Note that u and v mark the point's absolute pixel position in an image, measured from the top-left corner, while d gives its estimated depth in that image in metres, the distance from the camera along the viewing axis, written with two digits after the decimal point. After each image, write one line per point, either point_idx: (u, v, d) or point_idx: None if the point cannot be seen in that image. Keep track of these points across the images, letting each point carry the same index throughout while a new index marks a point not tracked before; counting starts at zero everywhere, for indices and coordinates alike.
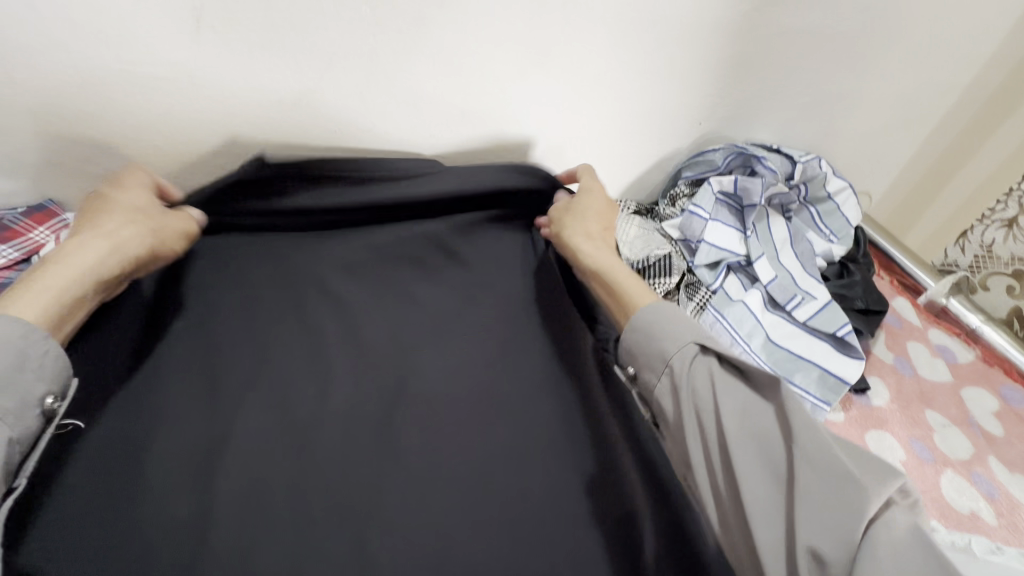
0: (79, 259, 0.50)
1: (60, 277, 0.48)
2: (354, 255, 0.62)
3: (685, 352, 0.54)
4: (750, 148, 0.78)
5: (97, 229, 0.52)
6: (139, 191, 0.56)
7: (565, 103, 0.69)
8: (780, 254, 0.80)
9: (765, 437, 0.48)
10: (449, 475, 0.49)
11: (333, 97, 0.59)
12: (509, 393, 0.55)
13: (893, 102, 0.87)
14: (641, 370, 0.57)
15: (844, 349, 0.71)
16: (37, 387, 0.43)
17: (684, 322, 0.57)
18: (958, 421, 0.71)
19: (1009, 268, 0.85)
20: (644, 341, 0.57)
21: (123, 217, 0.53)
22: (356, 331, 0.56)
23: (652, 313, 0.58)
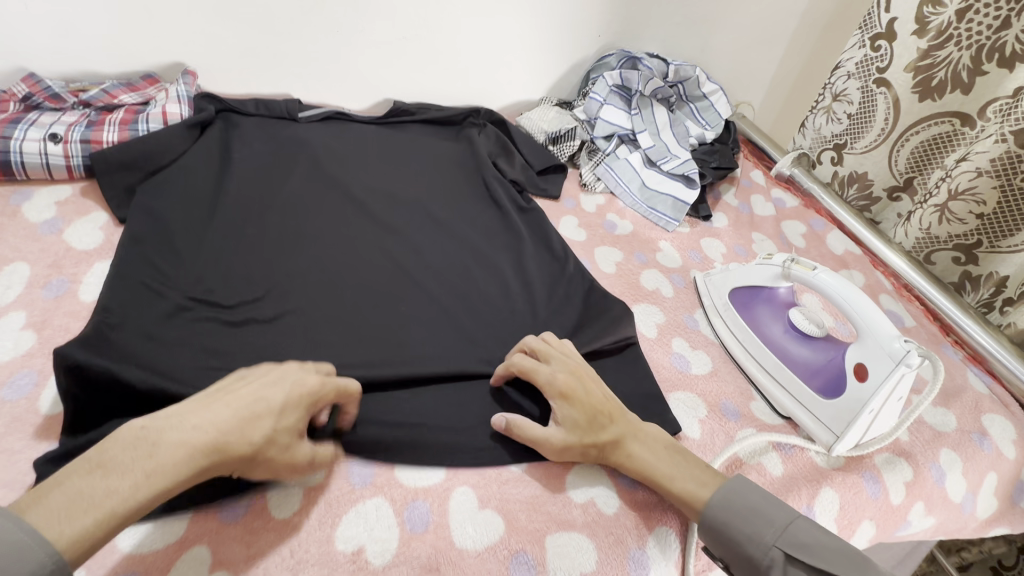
0: (176, 464, 0.42)
1: (142, 484, 0.41)
2: (342, 138, 0.94)
3: (770, 555, 0.51)
4: (636, 53, 1.09)
5: (201, 426, 0.44)
6: (294, 399, 0.49)
7: (496, 14, 1.00)
8: (661, 131, 1.10)
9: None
10: (408, 256, 0.78)
11: (336, 5, 0.91)
12: (441, 226, 0.84)
13: (750, 23, 1.17)
14: (732, 567, 0.54)
15: (690, 185, 1.02)
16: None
17: (755, 519, 0.52)
18: (772, 236, 1.03)
19: (831, 144, 1.13)
20: (719, 542, 0.53)
21: (251, 415, 0.46)
22: (349, 171, 0.89)
23: (722, 525, 0.53)
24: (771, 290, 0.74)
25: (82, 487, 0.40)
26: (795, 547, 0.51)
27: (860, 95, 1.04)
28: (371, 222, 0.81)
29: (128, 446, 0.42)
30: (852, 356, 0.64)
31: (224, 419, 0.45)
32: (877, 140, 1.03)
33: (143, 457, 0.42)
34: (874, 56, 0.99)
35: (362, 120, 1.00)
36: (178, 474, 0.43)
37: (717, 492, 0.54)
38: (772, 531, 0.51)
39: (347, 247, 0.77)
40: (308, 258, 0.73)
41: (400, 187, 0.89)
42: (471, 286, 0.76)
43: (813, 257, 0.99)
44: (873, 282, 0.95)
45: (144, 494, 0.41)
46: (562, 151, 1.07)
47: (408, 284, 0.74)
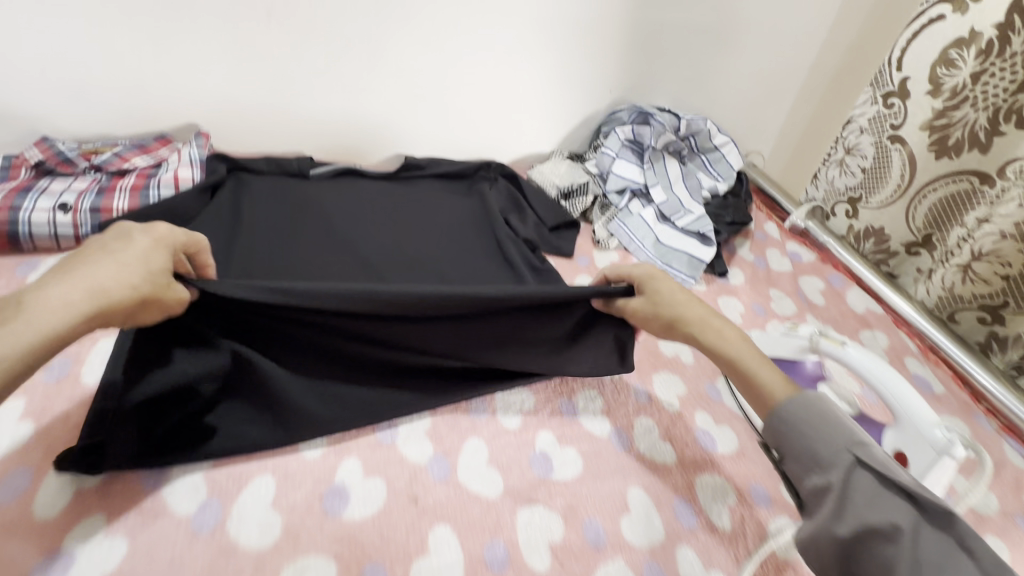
0: (53, 315, 0.41)
1: (19, 333, 0.39)
2: (351, 195, 0.93)
3: (839, 454, 0.48)
4: (646, 108, 1.09)
5: (68, 284, 0.42)
6: (155, 246, 0.47)
7: (506, 71, 1.01)
8: (673, 185, 1.09)
9: (932, 562, 0.41)
10: None
11: (349, 65, 0.91)
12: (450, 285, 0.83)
13: (759, 77, 1.17)
14: (788, 460, 0.51)
15: (705, 242, 1.00)
16: None
17: (832, 426, 0.50)
18: (791, 293, 1.00)
19: (844, 196, 1.12)
20: (782, 435, 0.51)
21: (122, 267, 0.45)
22: (355, 227, 0.88)
23: (792, 423, 0.51)
24: (797, 363, 0.71)
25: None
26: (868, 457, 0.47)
27: (875, 150, 1.03)
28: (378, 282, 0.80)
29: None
30: (892, 442, 0.61)
31: (87, 275, 0.43)
32: (894, 196, 1.02)
33: (12, 317, 0.40)
34: (888, 113, 0.99)
35: (374, 175, 0.98)
36: (62, 326, 0.41)
37: (801, 398, 0.52)
38: (847, 437, 0.48)
39: None
40: None
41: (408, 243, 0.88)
42: None
43: (833, 316, 0.97)
44: (898, 344, 0.92)
45: (29, 346, 0.39)
46: (574, 206, 1.06)
47: None
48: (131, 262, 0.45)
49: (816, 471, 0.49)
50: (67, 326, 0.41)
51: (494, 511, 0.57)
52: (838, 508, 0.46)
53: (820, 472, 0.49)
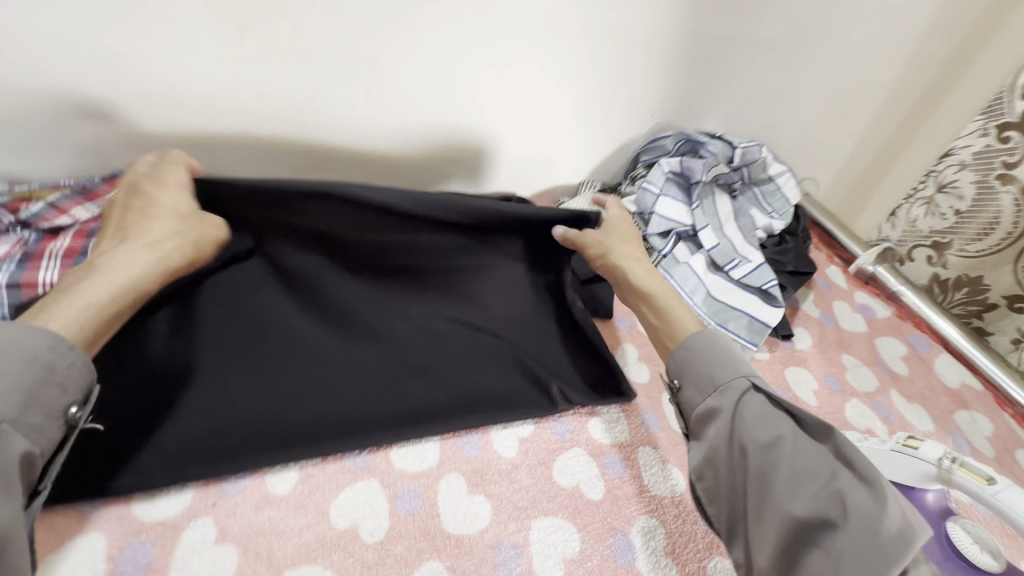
0: (121, 263, 0.51)
1: (101, 283, 0.50)
2: None
3: (734, 379, 0.55)
4: (696, 135, 0.93)
5: (135, 240, 0.52)
6: (176, 193, 0.56)
7: (535, 93, 0.84)
8: (724, 226, 0.93)
9: (804, 467, 0.47)
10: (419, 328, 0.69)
11: (346, 91, 0.74)
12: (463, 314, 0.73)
13: (826, 97, 1.00)
14: (686, 389, 0.58)
15: (768, 300, 0.85)
16: None
17: (729, 359, 0.57)
18: (869, 361, 0.84)
19: (929, 240, 0.96)
20: (685, 366, 0.58)
21: (172, 221, 0.55)
22: None
23: (693, 357, 0.58)
24: (915, 491, 0.56)
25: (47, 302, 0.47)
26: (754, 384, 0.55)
27: (977, 190, 0.86)
28: None
29: (75, 271, 0.50)
30: None
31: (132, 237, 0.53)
32: (1000, 247, 0.86)
33: (92, 271, 0.50)
34: (1001, 148, 0.82)
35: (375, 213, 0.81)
36: (143, 270, 0.52)
37: (708, 336, 0.59)
38: (744, 368, 0.56)
39: None
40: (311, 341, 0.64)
41: None
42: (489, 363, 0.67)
43: (922, 391, 0.81)
44: (1004, 432, 0.77)
45: (114, 288, 0.50)
46: None
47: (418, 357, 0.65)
48: (172, 210, 0.55)
49: (713, 395, 0.55)
50: (139, 269, 0.52)
51: None
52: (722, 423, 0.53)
53: (715, 396, 0.55)
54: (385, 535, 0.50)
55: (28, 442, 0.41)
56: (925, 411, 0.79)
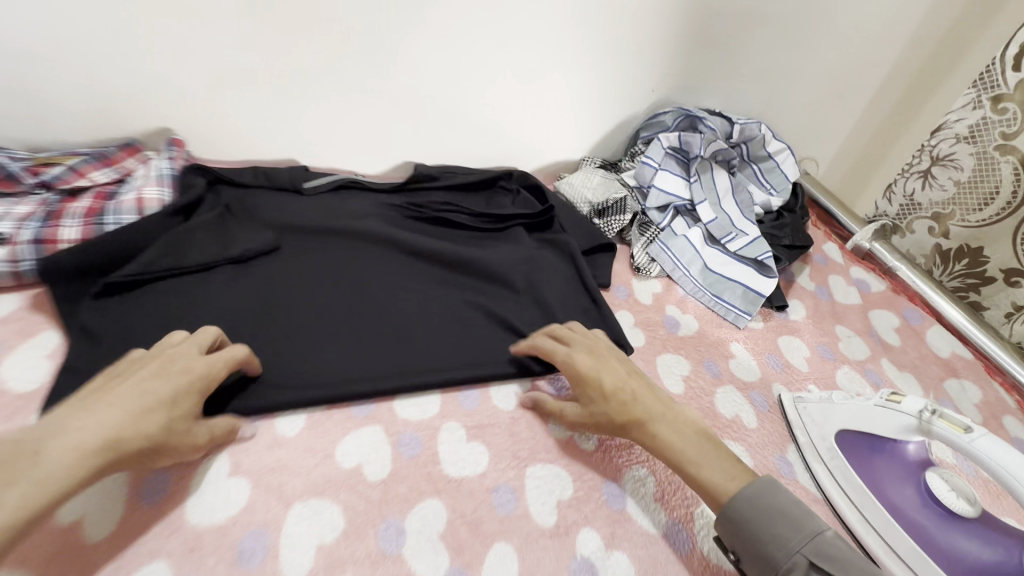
0: (69, 461, 0.39)
1: (32, 484, 0.37)
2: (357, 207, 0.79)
3: (792, 559, 0.46)
4: (695, 111, 0.94)
5: (97, 426, 0.41)
6: (185, 386, 0.48)
7: (536, 68, 0.86)
8: (722, 201, 0.95)
9: None
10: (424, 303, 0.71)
11: (353, 64, 0.77)
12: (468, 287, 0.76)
13: (825, 75, 1.01)
14: (744, 564, 0.49)
15: (763, 271, 0.86)
16: None
17: (778, 523, 0.47)
18: (861, 331, 0.86)
19: (929, 213, 0.97)
20: (736, 532, 0.49)
21: (149, 409, 0.44)
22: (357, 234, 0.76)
23: (743, 520, 0.48)
24: (897, 443, 0.58)
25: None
26: (823, 559, 0.45)
27: (976, 161, 0.87)
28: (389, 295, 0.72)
29: (13, 453, 0.38)
30: None
31: (106, 413, 0.42)
32: (1000, 215, 0.86)
33: (28, 464, 0.38)
34: (997, 119, 0.83)
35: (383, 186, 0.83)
36: (79, 471, 0.40)
37: (757, 483, 0.50)
38: (799, 537, 0.46)
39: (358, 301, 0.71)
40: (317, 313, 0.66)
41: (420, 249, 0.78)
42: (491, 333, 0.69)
43: (913, 361, 0.82)
44: (993, 399, 0.78)
45: (51, 491, 0.38)
46: (608, 226, 0.91)
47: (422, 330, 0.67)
48: (166, 405, 0.46)
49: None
50: (81, 474, 0.40)
51: None
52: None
53: None
54: (387, 476, 0.53)
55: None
56: (915, 380, 0.80)
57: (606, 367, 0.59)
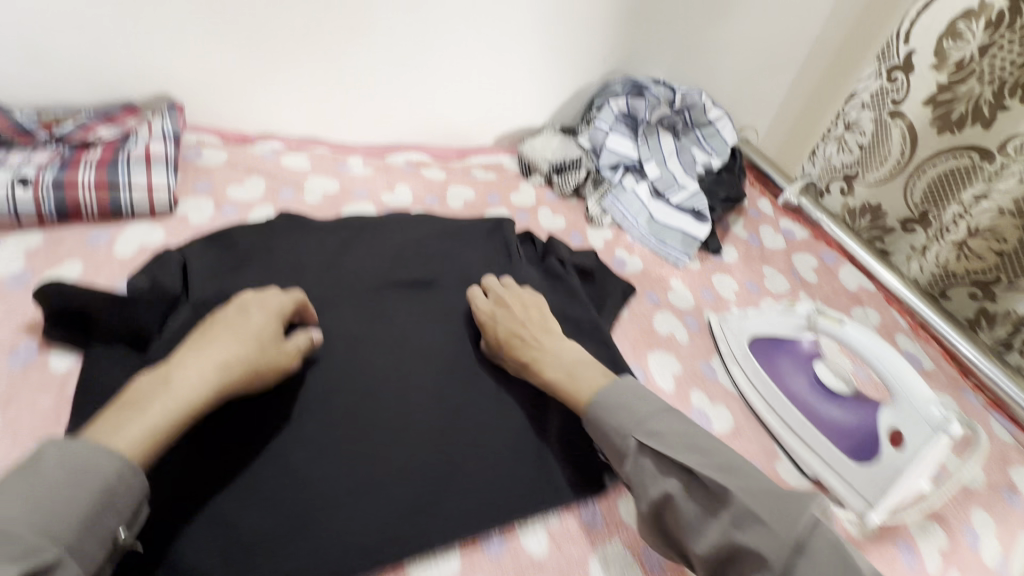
0: (192, 385, 0.50)
1: (163, 402, 0.48)
2: (348, 274, 0.74)
3: (627, 443, 0.55)
4: (643, 81, 1.06)
5: (201, 359, 0.52)
6: (266, 322, 0.58)
7: (498, 39, 0.96)
8: (667, 161, 1.06)
9: (699, 509, 0.51)
10: (431, 382, 0.65)
11: (332, 31, 0.86)
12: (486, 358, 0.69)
13: (758, 48, 1.14)
14: (605, 455, 0.58)
15: (699, 219, 0.99)
16: (112, 523, 0.43)
17: (625, 416, 0.57)
18: (784, 271, 0.99)
19: (841, 174, 1.11)
20: (596, 433, 0.58)
21: (240, 342, 0.55)
22: (350, 304, 0.71)
23: (598, 420, 0.58)
24: (794, 341, 0.71)
25: (122, 415, 0.47)
26: (649, 439, 0.55)
27: (874, 126, 1.02)
28: (390, 360, 0.66)
29: (149, 382, 0.50)
30: (888, 420, 0.60)
31: (214, 351, 0.53)
32: (892, 173, 1.01)
33: (161, 388, 0.49)
34: (890, 87, 0.97)
35: (371, 247, 0.79)
36: (194, 396, 0.50)
37: (604, 389, 0.60)
38: (633, 423, 0.56)
39: (364, 373, 0.64)
40: (320, 403, 0.61)
41: (416, 316, 0.72)
42: (510, 420, 0.64)
43: (826, 294, 0.96)
44: (889, 321, 0.92)
45: (178, 412, 0.49)
46: (566, 181, 1.02)
47: (439, 418, 0.62)
48: (250, 340, 0.56)
49: (622, 462, 0.56)
50: (196, 390, 0.50)
51: (497, 494, 0.58)
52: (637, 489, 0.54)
53: (625, 461, 0.55)
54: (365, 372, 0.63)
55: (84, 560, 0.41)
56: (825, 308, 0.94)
57: (525, 313, 0.69)
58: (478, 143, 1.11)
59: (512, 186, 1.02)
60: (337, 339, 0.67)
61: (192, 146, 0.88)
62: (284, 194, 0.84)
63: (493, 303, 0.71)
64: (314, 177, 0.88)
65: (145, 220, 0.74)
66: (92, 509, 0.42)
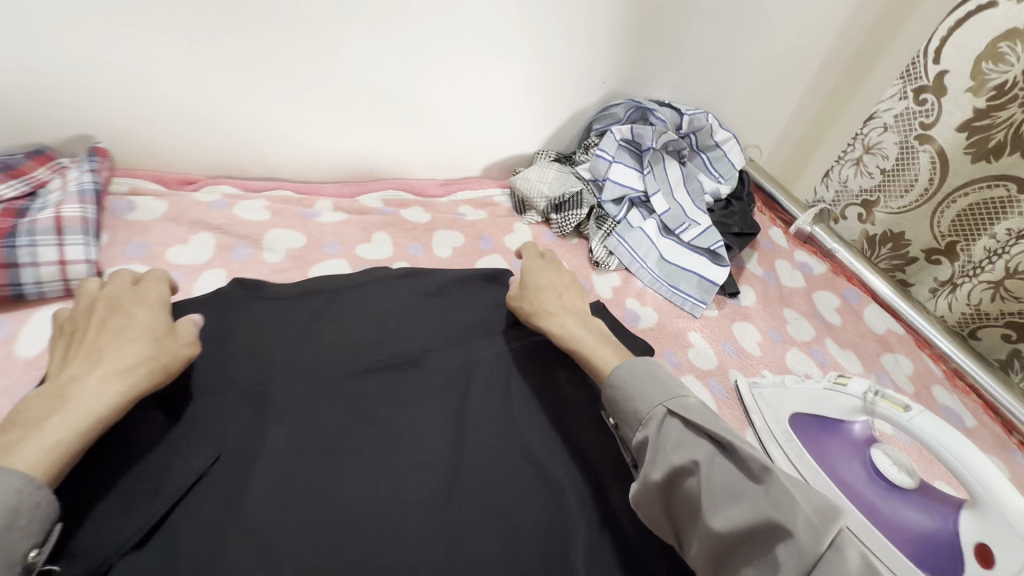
0: (92, 393, 0.47)
1: (64, 417, 0.45)
2: (317, 362, 0.60)
3: (652, 409, 0.52)
4: (646, 103, 0.95)
5: (104, 366, 0.49)
6: (155, 317, 0.55)
7: (487, 63, 0.83)
8: (675, 191, 0.96)
9: (720, 487, 0.46)
10: (432, 498, 0.54)
11: (290, 57, 0.72)
12: (495, 456, 0.58)
13: (767, 65, 1.04)
14: (621, 423, 0.56)
15: (715, 260, 0.89)
16: (23, 542, 0.40)
17: (653, 383, 0.54)
18: (807, 314, 0.91)
19: (859, 199, 1.03)
20: (616, 400, 0.56)
21: (140, 342, 0.52)
22: (323, 398, 0.58)
23: (620, 383, 0.56)
24: (844, 424, 0.62)
25: (11, 437, 0.43)
26: (676, 408, 0.52)
27: (899, 150, 0.93)
28: (379, 471, 0.54)
29: (39, 399, 0.46)
30: (970, 532, 0.51)
31: (111, 354, 0.50)
32: (918, 201, 0.93)
33: (58, 402, 0.46)
34: (918, 109, 0.88)
35: (343, 319, 0.65)
36: (101, 403, 0.47)
37: (632, 358, 0.58)
38: (662, 393, 0.53)
39: (348, 494, 0.52)
40: (295, 544, 0.48)
41: (407, 408, 0.59)
42: (531, 543, 0.53)
43: (854, 339, 0.88)
44: (922, 369, 0.85)
45: (84, 422, 0.45)
46: (566, 221, 0.91)
47: (445, 548, 0.51)
48: (145, 335, 0.52)
49: (639, 426, 0.53)
50: (107, 398, 0.47)
51: None
52: (653, 457, 0.50)
53: (642, 427, 0.53)
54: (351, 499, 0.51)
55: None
56: (856, 357, 0.86)
57: (552, 280, 0.70)
58: (464, 173, 0.99)
59: (506, 226, 0.91)
60: (314, 450, 0.54)
61: (123, 196, 0.73)
62: (239, 254, 0.71)
63: (528, 262, 0.72)
64: (274, 228, 0.75)
65: (60, 301, 0.62)
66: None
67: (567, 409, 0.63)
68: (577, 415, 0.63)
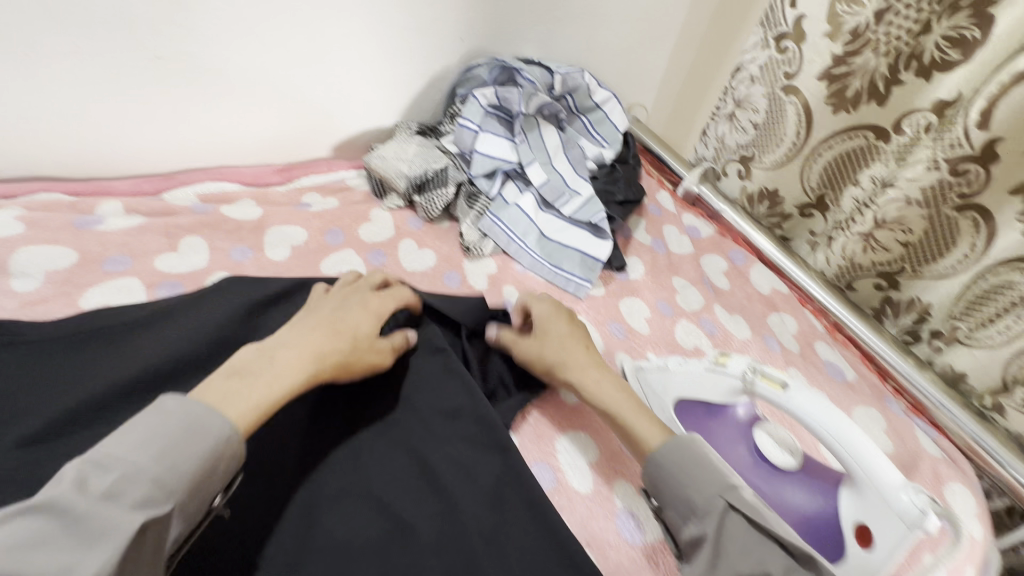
0: (292, 370, 0.45)
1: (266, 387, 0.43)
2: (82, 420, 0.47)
3: (711, 500, 0.45)
4: (511, 62, 0.84)
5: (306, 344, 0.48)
6: (366, 316, 0.53)
7: (309, 20, 0.68)
8: (554, 160, 0.85)
9: None
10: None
11: (12, 17, 0.53)
12: (333, 514, 0.48)
13: (639, 16, 0.97)
14: (663, 507, 0.49)
15: (598, 234, 0.81)
16: (212, 490, 0.39)
17: (702, 468, 0.47)
18: (695, 281, 0.86)
19: (737, 155, 0.99)
20: (659, 482, 0.49)
21: (335, 333, 0.50)
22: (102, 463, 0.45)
23: (664, 472, 0.48)
24: (727, 407, 0.58)
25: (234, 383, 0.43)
26: (739, 503, 0.45)
27: (767, 102, 0.90)
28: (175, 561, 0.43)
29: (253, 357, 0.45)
30: (850, 511, 0.49)
31: (317, 339, 0.49)
32: (789, 155, 0.90)
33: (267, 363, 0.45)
34: (781, 58, 0.85)
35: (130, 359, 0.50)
36: (295, 378, 0.45)
37: (678, 436, 0.50)
38: (720, 482, 0.46)
39: None
40: None
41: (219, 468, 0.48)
42: None
43: (741, 301, 0.86)
44: (805, 327, 0.84)
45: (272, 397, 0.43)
46: (430, 202, 0.79)
47: None
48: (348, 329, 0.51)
49: (690, 518, 0.46)
50: (297, 375, 0.45)
51: None
52: (710, 559, 0.43)
53: (695, 520, 0.46)
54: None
55: (183, 527, 0.37)
56: (744, 321, 0.83)
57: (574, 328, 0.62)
58: (310, 156, 0.84)
59: (360, 215, 0.78)
60: None
61: None
62: None
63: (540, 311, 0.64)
64: (29, 246, 0.60)
65: None
66: (198, 477, 0.37)
67: (432, 434, 0.54)
68: (445, 438, 0.54)
